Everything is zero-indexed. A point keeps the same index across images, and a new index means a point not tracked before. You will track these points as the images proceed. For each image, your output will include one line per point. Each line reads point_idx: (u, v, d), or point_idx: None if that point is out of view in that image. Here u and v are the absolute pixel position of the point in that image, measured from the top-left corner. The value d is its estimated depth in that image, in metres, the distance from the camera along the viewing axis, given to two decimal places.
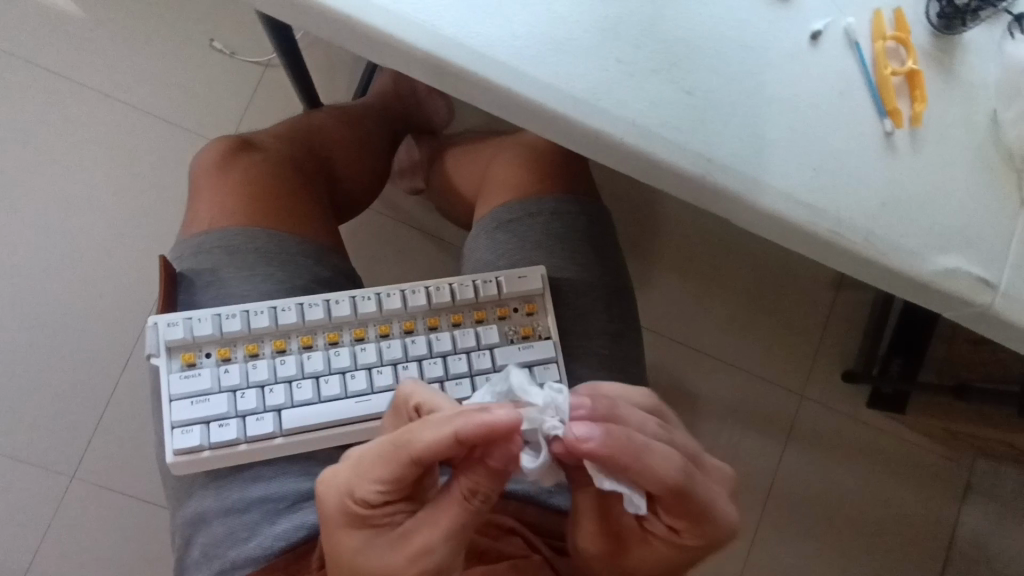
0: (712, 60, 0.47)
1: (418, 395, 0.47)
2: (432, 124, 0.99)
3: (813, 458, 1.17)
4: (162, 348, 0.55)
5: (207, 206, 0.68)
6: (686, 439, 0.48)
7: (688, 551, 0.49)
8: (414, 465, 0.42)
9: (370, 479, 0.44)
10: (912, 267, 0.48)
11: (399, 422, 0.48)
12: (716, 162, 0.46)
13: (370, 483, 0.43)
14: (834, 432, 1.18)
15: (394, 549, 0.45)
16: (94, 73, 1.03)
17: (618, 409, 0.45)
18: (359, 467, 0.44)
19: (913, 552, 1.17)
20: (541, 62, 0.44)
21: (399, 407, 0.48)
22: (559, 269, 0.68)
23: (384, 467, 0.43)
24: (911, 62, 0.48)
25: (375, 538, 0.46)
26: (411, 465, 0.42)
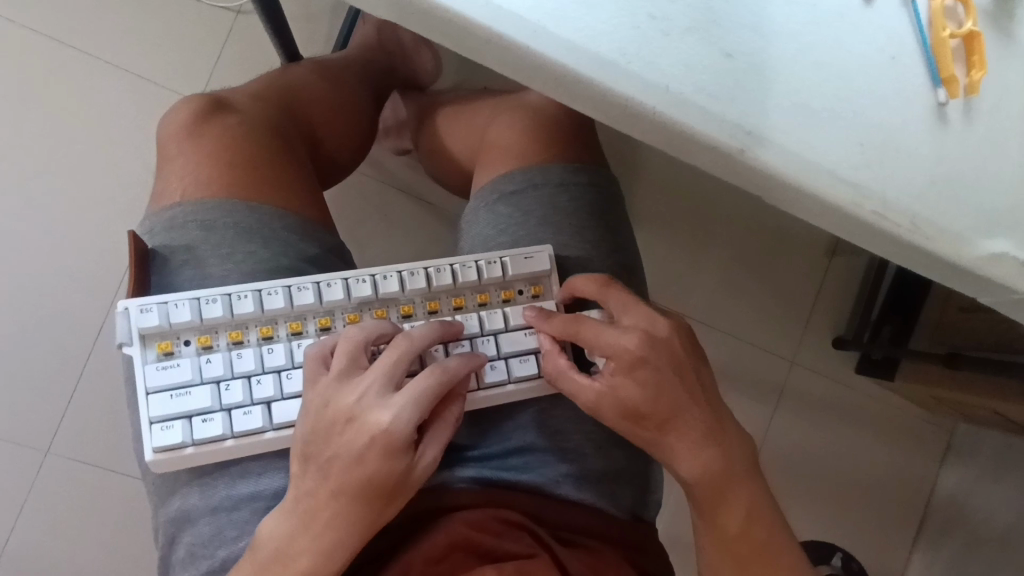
0: (757, 17, 0.41)
1: (369, 338, 0.50)
2: (419, 80, 0.93)
3: (807, 422, 1.17)
4: (135, 337, 0.50)
5: (180, 175, 0.61)
6: (637, 323, 0.53)
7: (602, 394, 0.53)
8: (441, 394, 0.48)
9: (407, 410, 0.46)
10: (958, 253, 0.44)
11: (354, 370, 0.48)
12: (756, 136, 0.41)
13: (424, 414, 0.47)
14: (827, 396, 1.18)
15: (409, 470, 0.47)
16: (45, 19, 0.93)
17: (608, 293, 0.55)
18: (400, 401, 0.46)
19: (899, 515, 1.19)
20: (562, 20, 0.38)
21: (357, 356, 0.49)
22: (563, 247, 0.63)
23: (430, 398, 0.47)
24: (972, 22, 0.43)
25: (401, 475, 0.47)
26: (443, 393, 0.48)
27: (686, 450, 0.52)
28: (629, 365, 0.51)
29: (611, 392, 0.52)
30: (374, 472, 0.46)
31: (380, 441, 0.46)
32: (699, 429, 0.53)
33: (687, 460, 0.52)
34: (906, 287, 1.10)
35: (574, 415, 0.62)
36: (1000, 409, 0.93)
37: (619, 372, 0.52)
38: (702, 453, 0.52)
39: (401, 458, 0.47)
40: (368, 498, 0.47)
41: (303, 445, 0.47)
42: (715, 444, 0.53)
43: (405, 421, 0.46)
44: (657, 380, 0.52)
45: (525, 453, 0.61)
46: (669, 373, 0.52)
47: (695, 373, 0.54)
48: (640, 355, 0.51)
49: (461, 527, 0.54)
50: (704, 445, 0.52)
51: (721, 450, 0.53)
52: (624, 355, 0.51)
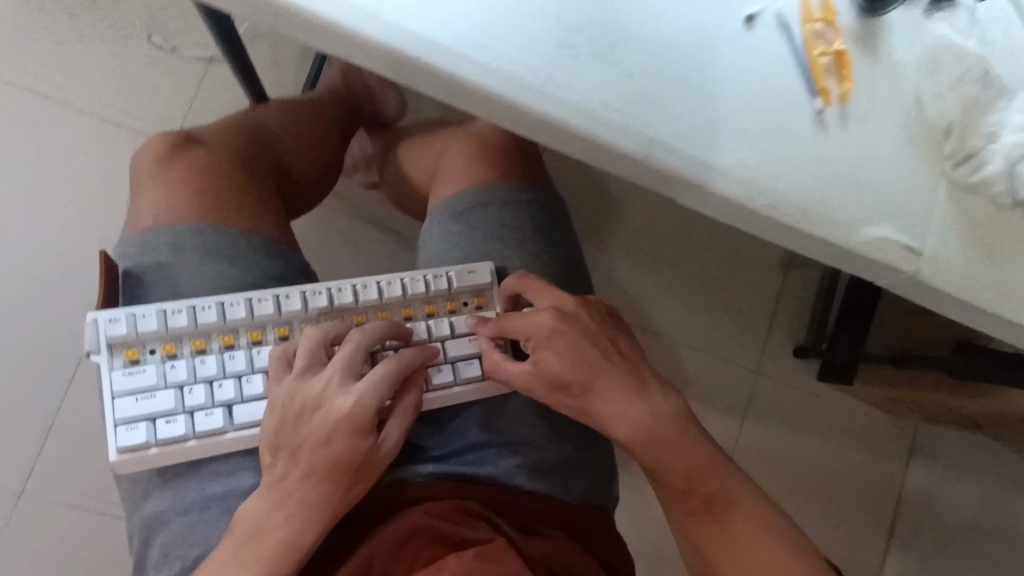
0: (656, 45, 0.48)
1: (327, 335, 0.55)
2: (384, 117, 0.99)
3: (771, 429, 1.22)
4: (104, 345, 0.53)
5: (152, 203, 0.66)
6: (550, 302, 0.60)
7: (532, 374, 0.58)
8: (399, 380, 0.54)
9: (371, 394, 0.53)
10: (845, 239, 0.51)
11: (314, 363, 0.54)
12: (660, 143, 0.47)
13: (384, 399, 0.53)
14: (788, 403, 1.23)
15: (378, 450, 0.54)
16: (23, 70, 0.98)
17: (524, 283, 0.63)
18: (363, 388, 0.52)
19: (873, 518, 1.23)
20: (484, 50, 0.45)
21: (315, 350, 0.54)
22: (512, 258, 0.69)
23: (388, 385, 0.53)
24: (840, 42, 0.50)
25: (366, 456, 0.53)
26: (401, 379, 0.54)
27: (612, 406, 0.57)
28: (547, 338, 0.58)
29: (540, 364, 0.58)
30: (347, 454, 0.52)
31: (349, 424, 0.52)
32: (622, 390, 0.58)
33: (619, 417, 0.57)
34: (860, 295, 1.14)
35: (524, 412, 0.67)
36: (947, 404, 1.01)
37: (542, 349, 0.58)
38: (627, 402, 0.57)
39: (369, 439, 0.53)
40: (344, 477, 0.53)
41: (271, 434, 0.52)
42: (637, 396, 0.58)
43: (370, 405, 0.53)
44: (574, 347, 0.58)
45: (480, 449, 0.65)
46: (584, 340, 0.58)
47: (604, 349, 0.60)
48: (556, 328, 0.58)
49: (422, 517, 0.57)
50: (628, 405, 0.58)
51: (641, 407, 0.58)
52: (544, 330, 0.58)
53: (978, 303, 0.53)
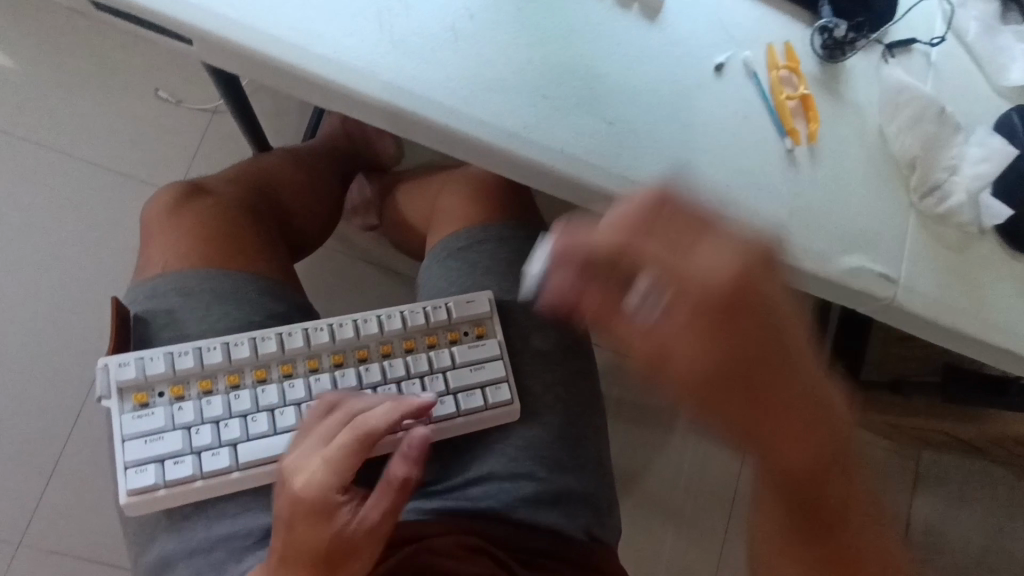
0: (633, 93, 0.52)
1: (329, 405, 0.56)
2: (382, 162, 1.04)
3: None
4: (114, 390, 0.55)
5: (161, 251, 0.68)
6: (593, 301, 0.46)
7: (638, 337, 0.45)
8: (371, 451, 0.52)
9: (339, 466, 0.51)
10: (819, 268, 0.54)
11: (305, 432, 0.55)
12: (641, 183, 0.50)
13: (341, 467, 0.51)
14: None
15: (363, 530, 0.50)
16: (35, 128, 1.03)
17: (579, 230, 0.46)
18: (328, 460, 0.51)
19: None
20: (474, 102, 0.48)
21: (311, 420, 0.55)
22: (508, 292, 0.71)
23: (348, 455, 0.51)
24: (803, 88, 0.55)
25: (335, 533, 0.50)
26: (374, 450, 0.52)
27: (708, 261, 0.44)
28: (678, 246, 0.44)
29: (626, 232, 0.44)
30: (328, 533, 0.50)
31: (322, 499, 0.50)
32: (710, 233, 0.45)
33: (692, 269, 0.44)
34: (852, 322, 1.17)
35: (529, 441, 0.67)
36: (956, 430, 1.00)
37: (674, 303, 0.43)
38: (720, 257, 0.44)
39: (345, 514, 0.50)
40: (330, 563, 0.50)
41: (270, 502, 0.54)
42: (688, 261, 0.44)
43: (340, 476, 0.51)
44: (665, 255, 0.43)
45: (484, 483, 0.66)
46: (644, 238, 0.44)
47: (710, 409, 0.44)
48: (709, 287, 0.43)
49: (423, 553, 0.58)
50: (728, 270, 0.43)
51: (738, 246, 0.44)
52: (608, 254, 0.45)
53: (953, 328, 0.55)
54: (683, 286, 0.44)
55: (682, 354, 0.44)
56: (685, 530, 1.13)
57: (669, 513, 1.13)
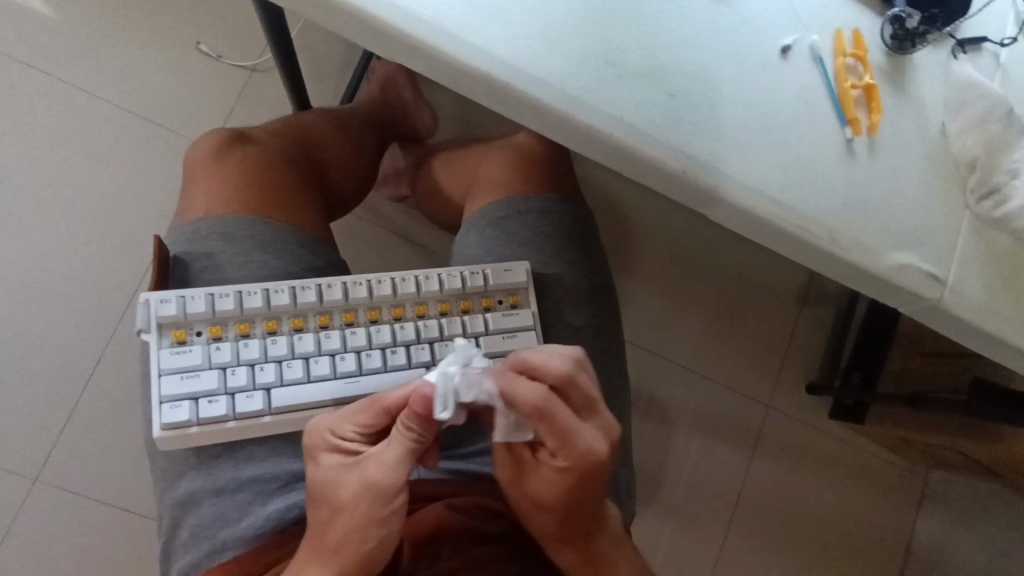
0: (696, 68, 0.51)
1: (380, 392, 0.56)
2: (418, 134, 1.02)
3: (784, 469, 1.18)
4: (154, 325, 0.56)
5: (204, 196, 0.69)
6: (579, 398, 0.49)
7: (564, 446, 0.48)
8: (391, 419, 0.52)
9: (351, 418, 0.53)
10: (869, 263, 0.53)
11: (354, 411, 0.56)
12: (697, 159, 0.50)
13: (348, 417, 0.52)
14: (801, 443, 1.19)
15: (348, 475, 0.50)
16: (77, 71, 1.04)
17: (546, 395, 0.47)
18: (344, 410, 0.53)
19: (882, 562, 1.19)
20: (539, 64, 0.48)
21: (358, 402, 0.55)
22: (544, 265, 0.72)
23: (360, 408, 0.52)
24: (870, 77, 0.53)
25: (337, 469, 0.51)
26: (385, 412, 0.52)
27: (591, 431, 0.49)
28: (556, 436, 0.48)
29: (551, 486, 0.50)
30: (321, 470, 0.51)
31: (324, 438, 0.52)
32: (603, 408, 0.51)
33: (569, 453, 0.48)
34: (875, 330, 1.13)
35: None
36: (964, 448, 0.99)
37: (562, 478, 0.50)
38: (599, 435, 0.50)
39: (334, 455, 0.51)
40: (319, 499, 0.51)
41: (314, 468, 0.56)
42: (572, 439, 0.48)
43: (349, 427, 0.52)
44: (563, 424, 0.47)
45: None
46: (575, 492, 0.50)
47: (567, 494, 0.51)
48: (590, 470, 0.49)
49: (443, 510, 0.60)
50: (600, 455, 0.49)
51: (612, 425, 0.51)
52: (533, 409, 0.47)
53: (996, 334, 0.54)
54: (567, 463, 0.49)
55: (580, 432, 0.48)
56: (687, 523, 1.14)
57: (672, 506, 1.14)
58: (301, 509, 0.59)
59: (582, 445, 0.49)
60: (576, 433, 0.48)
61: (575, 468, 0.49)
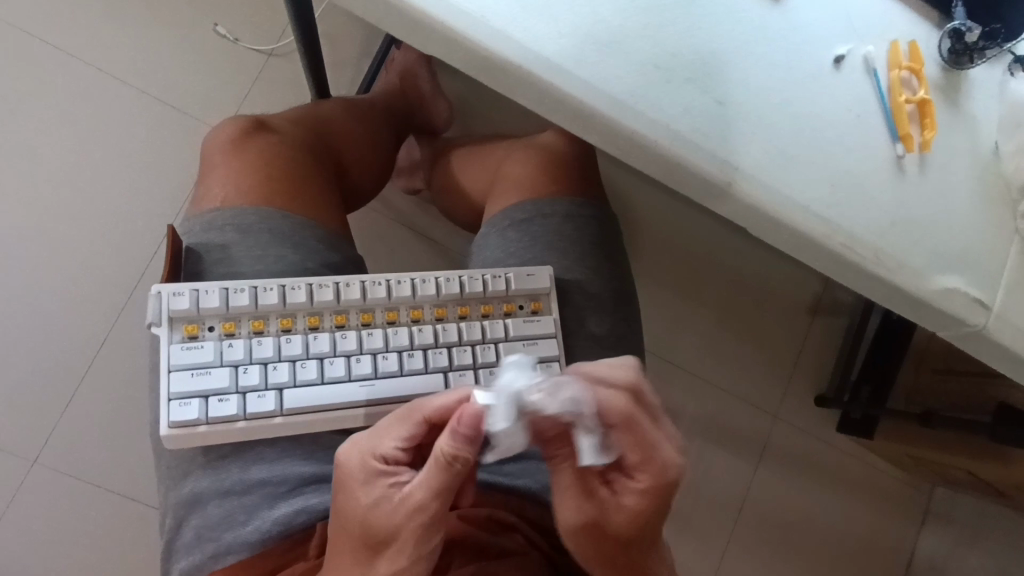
0: (746, 75, 0.49)
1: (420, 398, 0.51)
2: (434, 125, 0.99)
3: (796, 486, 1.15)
4: (165, 318, 0.54)
5: (221, 186, 0.67)
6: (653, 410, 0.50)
7: (649, 460, 0.48)
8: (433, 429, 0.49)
9: (390, 434, 0.49)
10: (914, 285, 0.50)
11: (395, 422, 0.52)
12: (744, 170, 0.47)
13: (387, 436, 0.48)
14: (817, 464, 1.14)
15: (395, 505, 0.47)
16: (89, 48, 1.01)
17: (632, 406, 0.47)
18: (380, 427, 0.49)
19: None
20: (583, 64, 0.46)
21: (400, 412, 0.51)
22: (567, 270, 0.69)
23: (401, 425, 0.48)
24: (924, 91, 0.51)
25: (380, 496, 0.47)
26: (428, 423, 0.48)
27: (669, 445, 0.49)
28: (638, 446, 0.47)
29: (628, 507, 0.48)
30: (363, 499, 0.48)
31: (366, 461, 0.48)
32: (672, 425, 0.51)
33: (653, 468, 0.48)
34: (886, 344, 1.08)
35: None
36: (973, 470, 0.94)
37: (641, 495, 0.48)
38: (676, 451, 0.49)
39: (374, 481, 0.48)
40: (370, 531, 0.47)
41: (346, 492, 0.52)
42: (655, 450, 0.48)
43: (390, 444, 0.49)
44: (648, 433, 0.48)
45: (520, 460, 0.66)
46: (650, 510, 0.49)
47: (641, 515, 0.48)
48: (674, 486, 0.48)
49: (455, 521, 0.58)
50: (680, 468, 0.49)
51: (681, 440, 0.52)
52: (620, 418, 0.47)
53: None
54: (650, 478, 0.48)
55: (661, 445, 0.48)
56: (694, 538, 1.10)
57: (680, 518, 1.10)
58: (307, 515, 0.57)
59: (663, 456, 0.48)
60: (660, 447, 0.48)
61: (658, 482, 0.48)
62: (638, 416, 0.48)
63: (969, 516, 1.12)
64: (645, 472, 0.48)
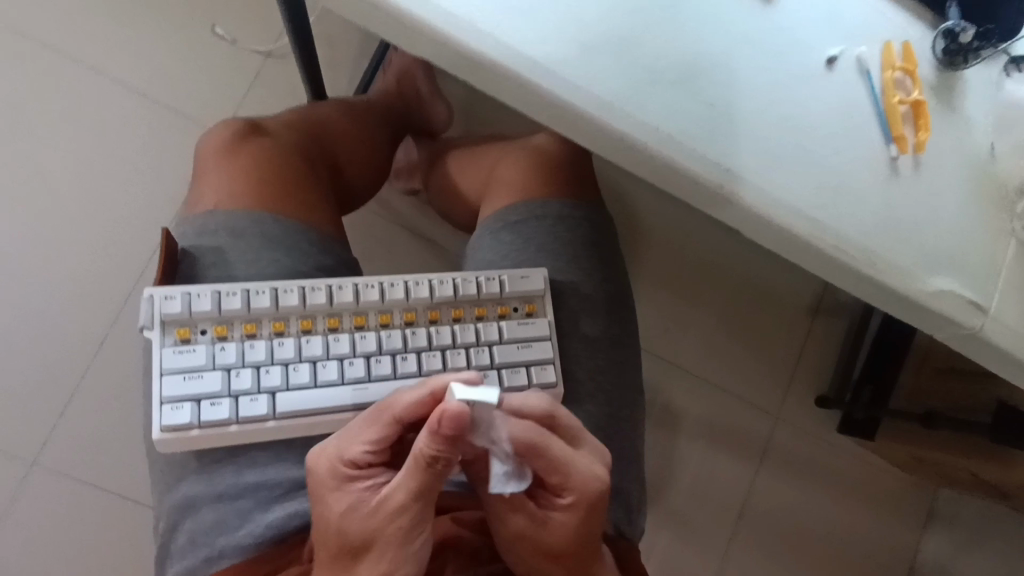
0: (738, 77, 0.48)
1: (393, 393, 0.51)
2: (432, 127, 0.99)
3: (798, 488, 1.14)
4: (157, 322, 0.54)
5: (215, 189, 0.67)
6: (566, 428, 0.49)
7: (568, 481, 0.48)
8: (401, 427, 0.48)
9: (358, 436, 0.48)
10: (909, 288, 0.50)
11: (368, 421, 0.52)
12: (736, 173, 0.47)
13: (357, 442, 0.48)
14: (817, 464, 1.14)
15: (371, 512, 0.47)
16: (88, 51, 1.01)
17: (542, 433, 0.46)
18: (348, 430, 0.49)
19: None
20: (574, 67, 0.46)
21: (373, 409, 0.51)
22: (562, 272, 0.69)
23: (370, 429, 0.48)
24: (917, 92, 0.50)
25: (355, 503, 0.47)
26: (396, 423, 0.48)
27: (589, 458, 0.49)
28: (555, 469, 0.47)
29: (553, 526, 0.49)
30: (339, 504, 0.48)
31: (335, 466, 0.48)
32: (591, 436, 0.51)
33: (573, 485, 0.48)
34: (887, 345, 1.07)
35: None
36: (979, 471, 0.93)
37: (565, 512, 0.49)
38: (598, 463, 0.50)
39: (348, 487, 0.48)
40: (349, 533, 0.47)
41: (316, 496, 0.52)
42: (572, 470, 0.48)
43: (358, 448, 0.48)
44: (559, 457, 0.47)
45: None
46: (577, 525, 0.50)
47: (572, 530, 0.50)
48: (598, 501, 0.49)
49: (447, 524, 0.58)
50: (602, 479, 0.49)
51: (602, 450, 0.52)
52: (526, 448, 0.46)
53: None
54: (572, 498, 0.48)
55: (578, 462, 0.48)
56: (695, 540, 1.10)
57: (680, 519, 1.09)
58: (301, 519, 0.57)
59: (582, 474, 0.48)
60: (577, 466, 0.48)
61: (580, 499, 0.49)
62: (551, 443, 0.47)
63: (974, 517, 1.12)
64: (569, 491, 0.48)
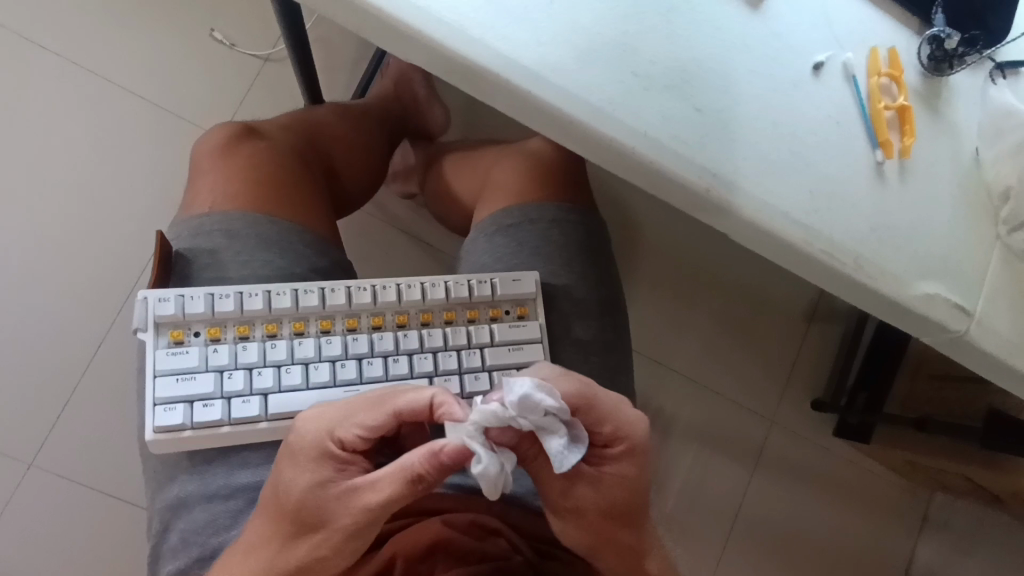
0: (727, 83, 0.49)
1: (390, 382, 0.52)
2: (429, 131, 1.00)
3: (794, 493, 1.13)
4: (151, 324, 0.55)
5: (210, 192, 0.68)
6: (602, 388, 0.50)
7: (612, 432, 0.49)
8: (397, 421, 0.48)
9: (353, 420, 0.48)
10: (894, 292, 0.50)
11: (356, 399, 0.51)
12: (722, 177, 0.48)
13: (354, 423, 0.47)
14: (812, 467, 1.14)
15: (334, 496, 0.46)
16: (87, 54, 1.02)
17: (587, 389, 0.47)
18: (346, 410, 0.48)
19: None
20: (562, 73, 0.46)
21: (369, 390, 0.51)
22: (554, 276, 0.70)
23: (370, 415, 0.47)
24: (903, 98, 0.51)
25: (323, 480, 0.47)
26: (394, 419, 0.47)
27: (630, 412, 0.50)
28: (604, 417, 0.48)
29: (607, 483, 0.50)
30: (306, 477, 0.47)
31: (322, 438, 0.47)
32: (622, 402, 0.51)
33: (624, 433, 0.49)
34: (881, 349, 1.08)
35: None
36: (971, 475, 0.93)
37: (615, 464, 0.50)
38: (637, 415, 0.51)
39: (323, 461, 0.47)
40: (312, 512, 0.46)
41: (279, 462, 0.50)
42: (620, 418, 0.49)
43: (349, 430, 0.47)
44: (605, 405, 0.48)
45: None
46: (629, 477, 0.50)
47: (622, 486, 0.50)
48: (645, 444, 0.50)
49: (438, 526, 0.59)
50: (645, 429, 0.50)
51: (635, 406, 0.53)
52: (580, 398, 0.47)
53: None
54: (623, 445, 0.49)
55: (624, 409, 0.50)
56: (689, 542, 1.10)
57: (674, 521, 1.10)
58: None
59: (624, 427, 0.49)
60: (619, 418, 0.49)
61: (626, 450, 0.49)
62: (594, 397, 0.47)
63: (969, 526, 1.14)
64: (614, 440, 0.49)
